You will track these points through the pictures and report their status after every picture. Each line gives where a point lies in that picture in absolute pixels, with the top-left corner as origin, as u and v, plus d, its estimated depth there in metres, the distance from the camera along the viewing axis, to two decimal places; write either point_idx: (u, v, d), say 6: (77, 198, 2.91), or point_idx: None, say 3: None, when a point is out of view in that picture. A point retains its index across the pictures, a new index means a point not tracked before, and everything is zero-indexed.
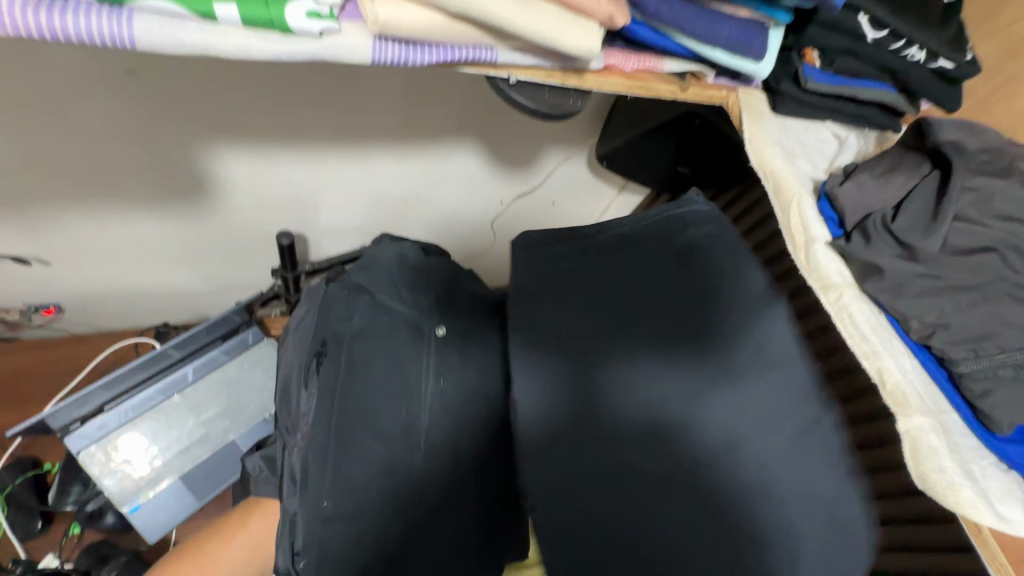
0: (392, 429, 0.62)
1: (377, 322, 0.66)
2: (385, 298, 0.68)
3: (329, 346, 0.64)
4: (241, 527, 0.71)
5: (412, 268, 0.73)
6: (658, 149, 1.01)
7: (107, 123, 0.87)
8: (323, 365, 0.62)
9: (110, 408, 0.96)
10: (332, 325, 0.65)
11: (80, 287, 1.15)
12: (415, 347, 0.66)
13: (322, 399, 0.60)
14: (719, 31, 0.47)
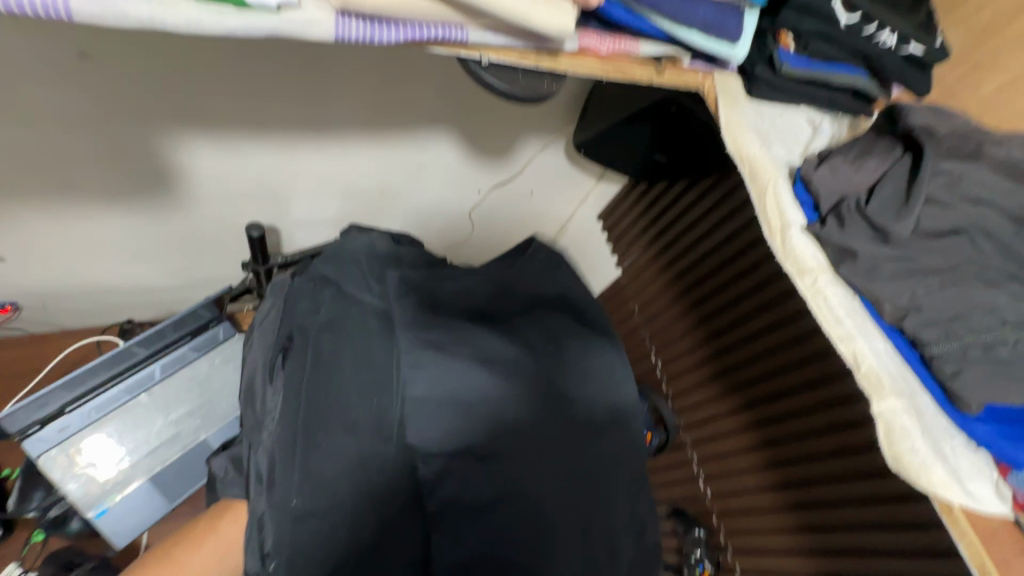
0: (361, 420, 0.58)
1: (343, 312, 0.63)
2: (350, 286, 0.66)
3: (294, 339, 0.62)
4: (211, 530, 0.69)
5: (379, 256, 0.71)
6: (634, 137, 1.01)
7: (59, 110, 0.81)
8: (290, 357, 0.61)
9: (72, 409, 0.90)
10: (297, 318, 0.64)
11: (37, 284, 1.09)
12: (386, 335, 0.63)
13: (288, 394, 0.58)
14: (694, 12, 0.47)
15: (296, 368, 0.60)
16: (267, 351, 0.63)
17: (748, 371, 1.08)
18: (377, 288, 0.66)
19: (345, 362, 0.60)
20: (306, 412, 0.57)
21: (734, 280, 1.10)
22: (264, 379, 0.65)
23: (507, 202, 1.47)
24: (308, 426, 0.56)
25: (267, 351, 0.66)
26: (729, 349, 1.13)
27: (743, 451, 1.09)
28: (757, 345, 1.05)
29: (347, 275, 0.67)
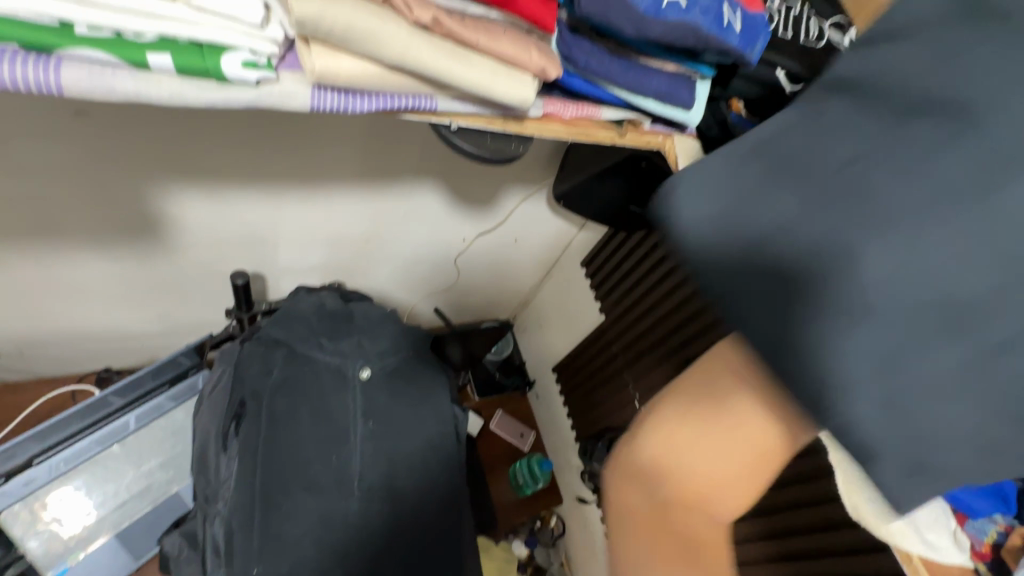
0: (320, 480, 0.73)
1: (296, 374, 0.75)
2: (303, 349, 0.77)
3: (248, 406, 0.73)
4: None
5: (329, 313, 0.80)
6: (608, 189, 1.05)
7: (50, 166, 0.85)
8: (245, 423, 0.72)
9: (40, 462, 0.87)
10: (250, 384, 0.74)
11: (18, 330, 1.10)
12: (341, 391, 0.77)
13: (245, 458, 0.71)
14: (648, 83, 0.51)
15: (252, 432, 0.72)
16: (220, 419, 0.73)
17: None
18: (329, 348, 0.78)
19: (302, 421, 0.74)
20: (268, 474, 0.71)
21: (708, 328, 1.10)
22: (218, 448, 0.74)
23: (492, 249, 1.51)
24: (269, 488, 0.70)
25: (217, 418, 0.75)
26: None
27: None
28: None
29: (297, 338, 0.77)
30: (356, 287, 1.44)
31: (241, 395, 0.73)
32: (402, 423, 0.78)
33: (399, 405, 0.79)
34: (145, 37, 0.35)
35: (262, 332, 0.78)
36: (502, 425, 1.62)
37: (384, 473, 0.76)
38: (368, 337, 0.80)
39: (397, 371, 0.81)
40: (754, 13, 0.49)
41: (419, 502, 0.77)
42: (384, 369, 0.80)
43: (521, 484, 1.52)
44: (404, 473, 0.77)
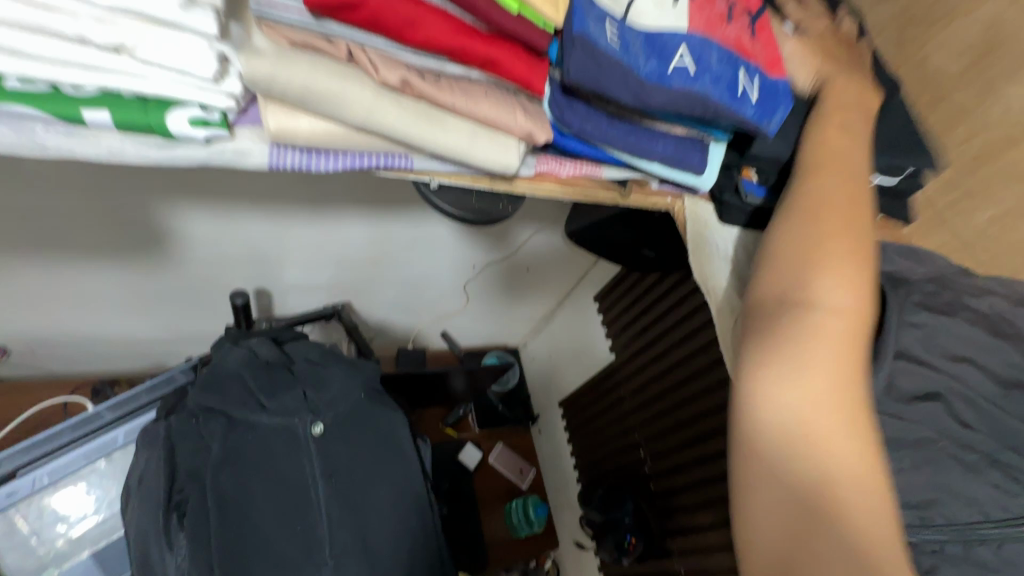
0: (290, 554, 0.67)
1: (235, 442, 0.68)
2: (241, 416, 0.69)
3: (188, 490, 0.66)
4: None
5: (260, 365, 0.74)
6: (621, 234, 1.00)
7: (61, 178, 0.84)
8: (188, 514, 0.64)
9: (23, 473, 0.89)
10: (187, 463, 0.67)
11: (27, 331, 1.11)
12: (293, 453, 0.70)
13: (196, 551, 0.63)
14: (653, 148, 0.46)
15: (197, 521, 0.64)
16: (158, 513, 0.64)
17: (725, 486, 1.03)
18: (271, 407, 0.70)
19: (256, 495, 0.67)
20: (226, 558, 0.64)
21: (716, 386, 1.05)
22: (158, 547, 0.65)
23: (504, 278, 1.47)
24: (232, 574, 0.63)
25: (148, 512, 0.66)
26: (707, 460, 1.08)
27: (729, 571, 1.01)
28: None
29: (232, 403, 0.69)
30: (363, 310, 1.42)
31: (178, 480, 0.66)
32: (375, 477, 0.73)
33: (364, 458, 0.73)
34: (84, 90, 0.33)
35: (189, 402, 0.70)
36: (502, 459, 1.53)
37: (355, 533, 0.70)
38: (313, 386, 0.74)
39: (350, 418, 0.75)
40: (775, 79, 0.46)
41: (398, 558, 0.72)
42: (337, 418, 0.74)
43: (515, 525, 1.45)
44: (376, 533, 0.71)
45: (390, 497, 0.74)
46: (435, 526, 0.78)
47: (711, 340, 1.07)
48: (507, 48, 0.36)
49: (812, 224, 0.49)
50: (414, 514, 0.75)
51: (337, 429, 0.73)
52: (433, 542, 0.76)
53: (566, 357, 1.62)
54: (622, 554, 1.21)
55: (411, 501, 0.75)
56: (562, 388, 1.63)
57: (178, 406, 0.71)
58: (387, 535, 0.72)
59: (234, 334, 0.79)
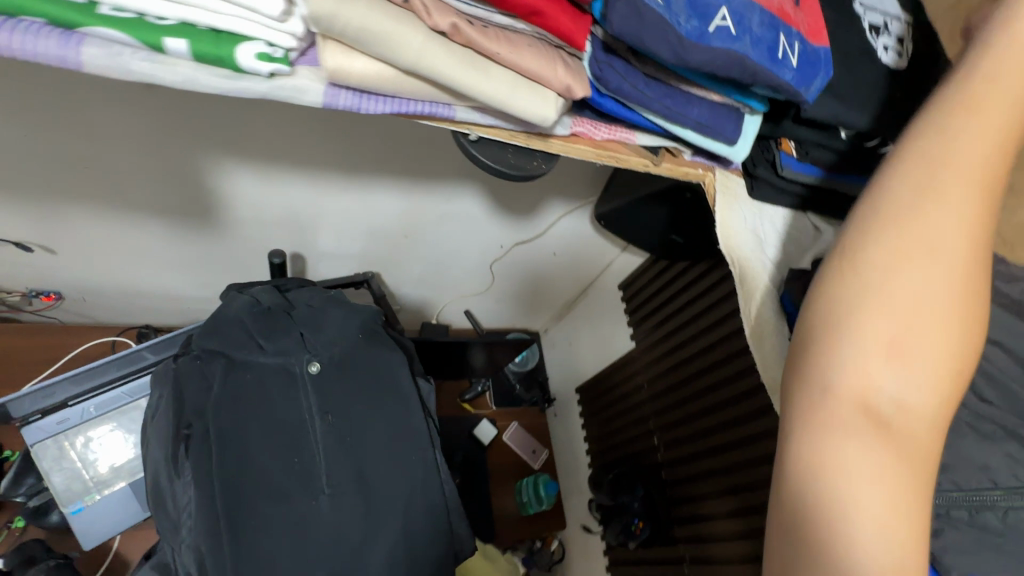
0: (287, 487, 0.69)
1: (240, 380, 0.71)
2: (242, 357, 0.73)
3: (194, 426, 0.68)
4: None
5: (261, 310, 0.78)
6: (650, 216, 1.01)
7: (117, 131, 0.88)
8: (191, 447, 0.67)
9: (74, 403, 0.97)
10: (191, 401, 0.69)
11: (78, 277, 1.19)
12: (290, 392, 0.73)
13: (199, 482, 0.65)
14: (687, 112, 0.47)
15: (201, 455, 0.66)
16: (168, 444, 0.68)
17: (739, 474, 1.02)
18: (268, 347, 0.75)
19: (254, 433, 0.69)
20: (228, 491, 0.66)
21: (732, 378, 1.06)
22: (169, 475, 0.70)
23: (530, 259, 1.49)
24: (232, 510, 0.65)
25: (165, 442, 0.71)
26: (722, 448, 1.07)
27: (739, 559, 1.01)
28: (754, 449, 0.99)
29: (232, 346, 0.73)
30: (391, 281, 1.46)
31: (185, 416, 0.68)
32: (372, 418, 0.76)
33: (358, 401, 0.76)
34: (166, 20, 0.36)
35: (195, 346, 0.74)
36: (517, 438, 1.57)
37: (353, 468, 0.72)
38: (309, 329, 0.78)
39: (346, 358, 0.78)
40: (816, 48, 0.46)
41: (397, 494, 0.74)
42: (333, 358, 0.77)
43: (526, 502, 1.47)
44: (373, 472, 0.74)
45: (384, 441, 0.75)
46: (439, 472, 0.80)
47: (732, 332, 1.07)
48: (553, 2, 0.39)
49: (924, 272, 0.38)
50: (414, 454, 0.77)
51: (346, 373, 0.77)
52: (430, 484, 0.77)
53: (588, 342, 1.63)
54: (629, 537, 1.22)
55: (410, 442, 0.77)
56: (580, 373, 1.64)
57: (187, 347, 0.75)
58: (386, 475, 0.74)
59: (241, 286, 0.84)
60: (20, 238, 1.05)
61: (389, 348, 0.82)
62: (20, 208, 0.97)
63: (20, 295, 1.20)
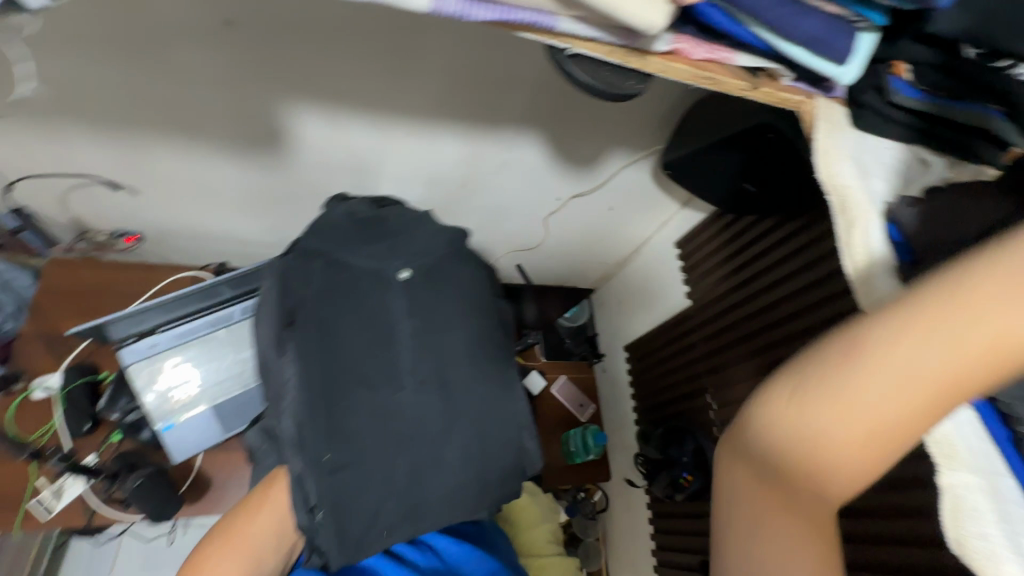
0: (376, 377, 0.72)
1: (337, 279, 0.74)
2: (341, 257, 0.76)
3: (298, 314, 0.72)
4: (264, 502, 0.72)
5: (358, 219, 0.80)
6: (722, 163, 0.96)
7: (199, 68, 0.91)
8: (296, 332, 0.71)
9: (162, 330, 1.07)
10: (294, 293, 0.73)
11: (158, 216, 1.27)
12: (381, 293, 0.74)
13: (303, 364, 0.70)
14: (799, 25, 0.45)
15: (306, 340, 0.70)
16: (274, 327, 0.72)
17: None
18: (363, 252, 0.76)
19: (348, 326, 0.72)
20: (327, 373, 0.70)
21: (809, 331, 1.01)
22: (273, 356, 0.73)
23: (585, 213, 1.47)
24: (330, 391, 0.69)
25: (271, 330, 0.74)
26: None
27: None
28: None
29: (334, 248, 0.76)
30: None
31: (290, 304, 0.72)
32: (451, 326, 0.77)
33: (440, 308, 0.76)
34: None
35: (300, 245, 0.78)
36: (564, 391, 1.57)
37: (435, 367, 0.74)
38: (401, 240, 0.78)
39: (432, 268, 0.78)
40: None
41: (477, 393, 0.77)
42: (420, 269, 0.77)
43: (573, 452, 1.50)
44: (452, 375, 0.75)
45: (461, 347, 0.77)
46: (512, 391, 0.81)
47: (810, 284, 1.02)
48: None
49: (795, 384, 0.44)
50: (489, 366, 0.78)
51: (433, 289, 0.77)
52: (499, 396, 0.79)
53: (639, 300, 1.61)
54: (678, 489, 1.25)
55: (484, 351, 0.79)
56: (630, 332, 1.64)
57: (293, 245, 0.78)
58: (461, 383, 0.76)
59: (343, 197, 0.88)
60: (108, 176, 1.12)
61: (467, 265, 0.82)
62: (110, 142, 1.03)
63: (105, 236, 1.30)
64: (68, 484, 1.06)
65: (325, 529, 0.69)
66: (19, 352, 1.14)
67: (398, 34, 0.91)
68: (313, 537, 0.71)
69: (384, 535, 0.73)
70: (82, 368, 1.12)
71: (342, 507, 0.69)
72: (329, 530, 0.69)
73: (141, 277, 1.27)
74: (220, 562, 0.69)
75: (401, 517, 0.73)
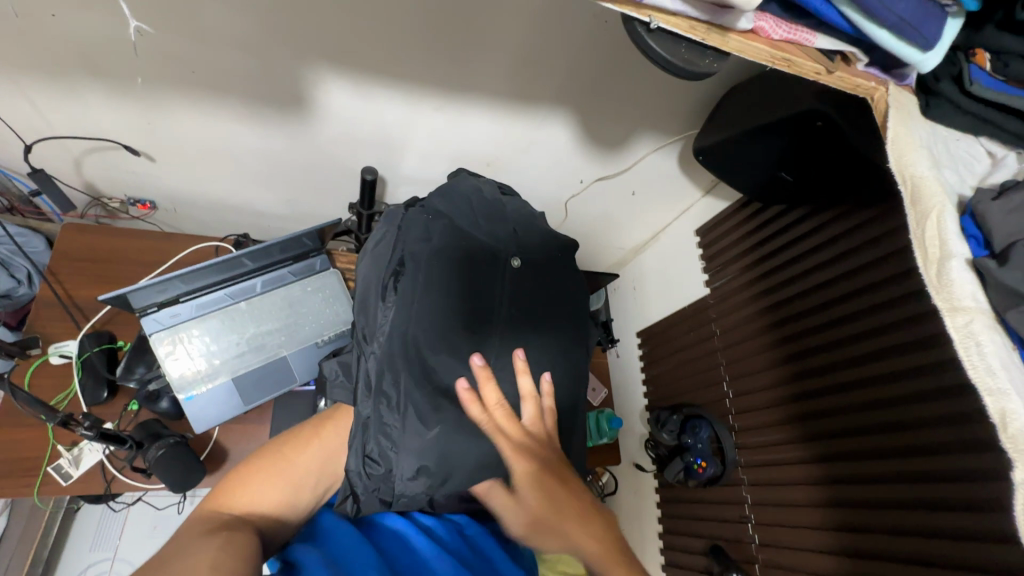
0: (462, 346, 0.71)
1: (451, 244, 0.75)
2: (462, 225, 0.78)
3: (407, 265, 0.74)
4: (315, 436, 0.81)
5: (484, 198, 0.83)
6: (762, 151, 0.95)
7: (229, 33, 0.88)
8: (402, 280, 0.73)
9: (185, 300, 1.06)
10: (409, 245, 0.75)
11: (176, 185, 1.25)
12: (496, 273, 0.76)
13: (400, 316, 0.71)
14: (893, 6, 0.45)
15: (409, 290, 0.72)
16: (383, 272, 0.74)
17: (821, 400, 1.02)
18: (481, 228, 0.79)
19: (452, 291, 0.73)
20: (419, 332, 0.70)
21: (837, 321, 1.01)
22: (371, 297, 0.75)
23: (607, 198, 1.46)
24: (417, 351, 0.70)
25: (377, 272, 0.76)
26: (810, 374, 1.06)
27: (800, 483, 1.04)
28: (851, 373, 0.96)
29: (458, 214, 0.79)
30: None
31: (405, 254, 0.75)
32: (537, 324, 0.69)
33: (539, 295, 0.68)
34: None
35: (426, 203, 0.80)
36: None
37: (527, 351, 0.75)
38: (522, 228, 0.82)
39: (540, 265, 0.81)
40: None
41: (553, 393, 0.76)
42: (530, 262, 0.80)
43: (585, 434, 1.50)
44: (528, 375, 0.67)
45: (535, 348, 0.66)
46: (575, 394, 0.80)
47: (841, 275, 1.02)
48: None
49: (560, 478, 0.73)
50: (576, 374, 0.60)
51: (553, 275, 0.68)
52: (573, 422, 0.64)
53: (655, 287, 1.61)
54: (691, 475, 1.25)
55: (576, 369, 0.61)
56: (644, 318, 1.64)
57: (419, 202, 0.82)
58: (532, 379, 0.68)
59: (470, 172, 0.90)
60: (126, 142, 1.10)
61: (569, 273, 0.85)
62: (134, 106, 1.01)
63: (120, 202, 1.28)
64: (86, 451, 1.05)
65: (374, 476, 0.72)
66: (36, 317, 1.13)
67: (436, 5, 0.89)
68: (354, 482, 0.73)
69: (425, 498, 0.73)
70: (98, 336, 1.11)
71: (395, 458, 0.70)
72: (380, 475, 0.71)
73: (157, 246, 1.25)
74: (278, 476, 0.75)
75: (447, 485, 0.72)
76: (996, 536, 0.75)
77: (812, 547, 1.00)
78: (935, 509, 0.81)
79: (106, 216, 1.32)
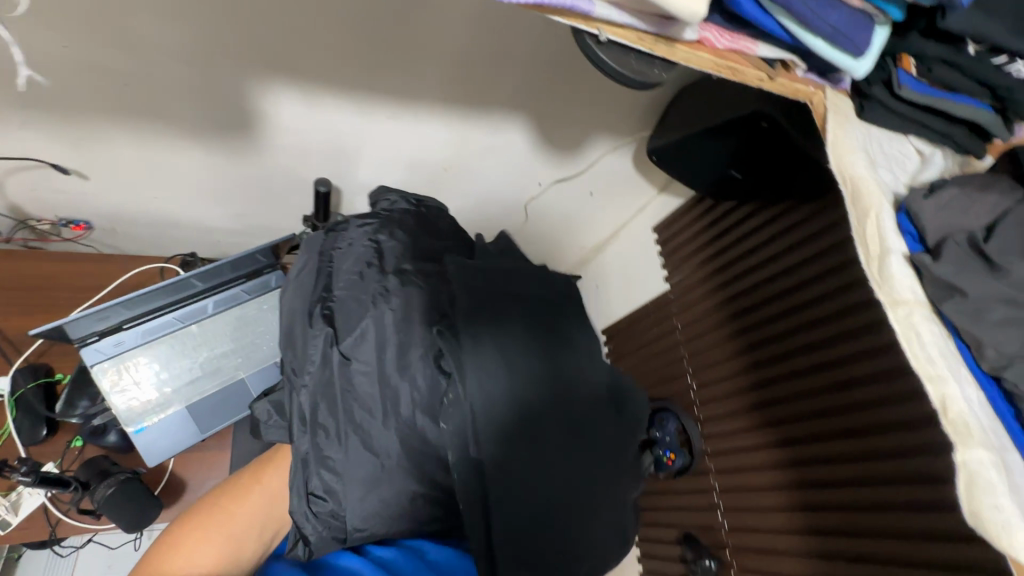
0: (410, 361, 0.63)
1: (382, 264, 0.71)
2: (392, 245, 0.74)
3: (335, 293, 0.69)
4: (255, 482, 0.77)
5: (412, 215, 0.81)
6: (714, 150, 0.98)
7: (166, 42, 0.84)
8: (331, 309, 0.68)
9: (129, 326, 0.99)
10: (340, 273, 0.71)
11: (112, 203, 1.16)
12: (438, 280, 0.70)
13: (331, 347, 0.66)
14: (826, 17, 0.47)
15: (339, 318, 0.67)
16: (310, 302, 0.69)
17: (777, 388, 1.07)
18: (410, 243, 0.75)
19: (390, 308, 0.66)
20: (354, 360, 0.65)
21: (788, 313, 1.07)
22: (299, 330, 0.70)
23: (566, 199, 1.45)
24: (353, 381, 0.64)
25: (304, 301, 0.71)
26: (768, 364, 1.10)
27: (761, 467, 1.09)
28: (804, 361, 1.02)
29: (388, 235, 0.75)
30: None
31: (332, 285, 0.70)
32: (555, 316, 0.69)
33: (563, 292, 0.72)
34: None
35: (349, 229, 0.77)
36: None
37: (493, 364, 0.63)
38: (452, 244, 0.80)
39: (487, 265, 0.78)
40: None
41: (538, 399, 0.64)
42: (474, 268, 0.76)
43: None
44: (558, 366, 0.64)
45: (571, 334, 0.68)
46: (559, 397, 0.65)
47: (790, 267, 1.07)
48: None
49: None
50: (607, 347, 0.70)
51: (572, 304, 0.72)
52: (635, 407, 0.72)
53: (619, 286, 1.63)
54: (660, 468, 1.22)
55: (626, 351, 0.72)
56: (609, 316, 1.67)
57: (340, 228, 0.77)
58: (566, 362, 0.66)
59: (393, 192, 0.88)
60: (54, 160, 1.01)
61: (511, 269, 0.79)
62: (59, 122, 0.93)
63: (48, 224, 1.18)
64: (25, 496, 0.97)
65: (321, 516, 0.64)
66: None
67: (384, 9, 0.87)
68: (302, 526, 0.65)
69: (382, 529, 0.66)
70: (34, 369, 1.03)
71: (343, 493, 0.63)
72: (329, 512, 0.64)
73: (93, 270, 1.17)
74: (212, 534, 0.72)
75: (405, 512, 0.65)
76: (941, 504, 0.80)
77: (776, 529, 1.04)
78: (889, 485, 0.86)
79: (33, 240, 1.22)
